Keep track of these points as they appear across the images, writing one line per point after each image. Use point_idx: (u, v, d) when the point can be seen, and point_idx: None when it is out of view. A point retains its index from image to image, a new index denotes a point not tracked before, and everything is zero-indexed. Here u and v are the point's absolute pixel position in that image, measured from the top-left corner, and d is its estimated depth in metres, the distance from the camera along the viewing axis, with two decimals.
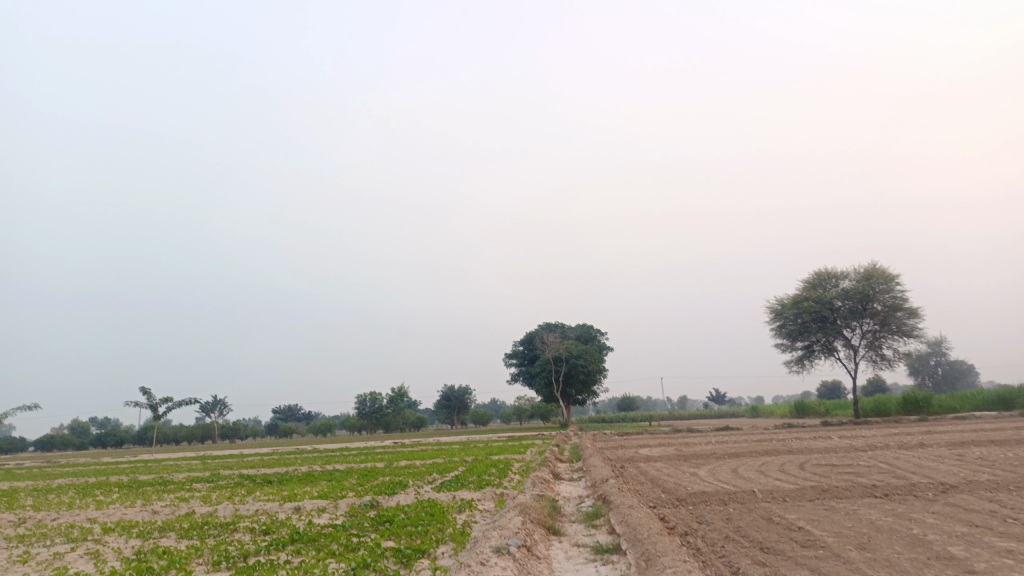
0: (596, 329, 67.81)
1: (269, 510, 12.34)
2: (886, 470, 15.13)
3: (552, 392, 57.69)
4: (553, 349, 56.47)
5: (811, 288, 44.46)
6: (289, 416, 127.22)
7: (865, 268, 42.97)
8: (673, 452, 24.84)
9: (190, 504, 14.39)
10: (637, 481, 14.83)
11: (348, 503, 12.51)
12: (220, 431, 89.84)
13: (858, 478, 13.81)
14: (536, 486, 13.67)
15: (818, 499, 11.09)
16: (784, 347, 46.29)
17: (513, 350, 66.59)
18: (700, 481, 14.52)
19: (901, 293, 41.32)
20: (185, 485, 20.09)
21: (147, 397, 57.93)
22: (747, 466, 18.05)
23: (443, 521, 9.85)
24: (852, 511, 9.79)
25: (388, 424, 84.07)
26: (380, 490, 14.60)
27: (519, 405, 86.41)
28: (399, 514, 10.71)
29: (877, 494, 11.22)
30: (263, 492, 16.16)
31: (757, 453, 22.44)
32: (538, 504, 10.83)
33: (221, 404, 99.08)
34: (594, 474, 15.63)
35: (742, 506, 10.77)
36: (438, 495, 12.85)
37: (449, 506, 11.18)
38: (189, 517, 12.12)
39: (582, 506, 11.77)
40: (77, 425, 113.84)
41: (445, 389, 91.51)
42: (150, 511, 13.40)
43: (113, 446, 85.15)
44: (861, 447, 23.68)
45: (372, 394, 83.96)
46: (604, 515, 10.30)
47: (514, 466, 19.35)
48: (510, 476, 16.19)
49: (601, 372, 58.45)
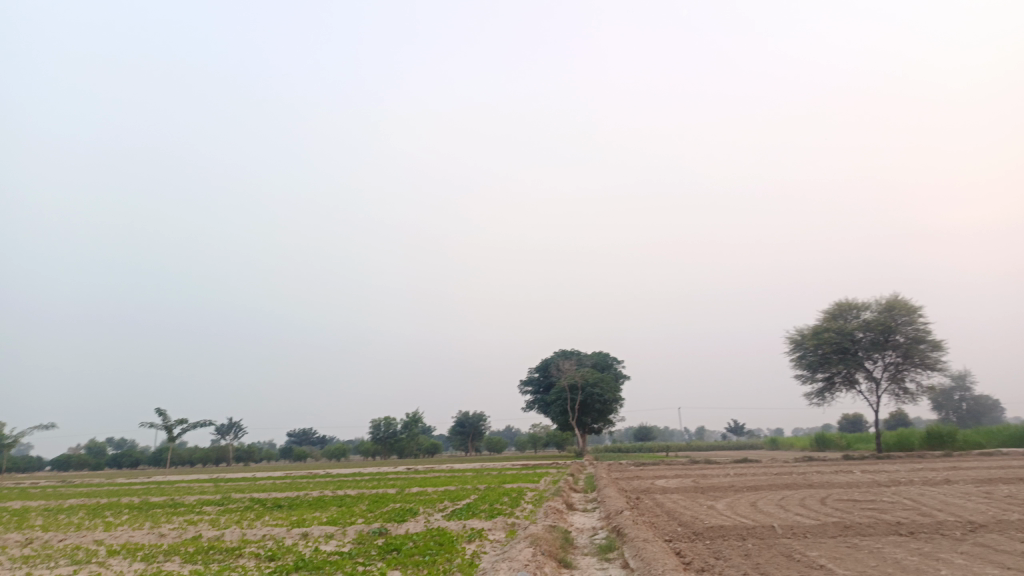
0: (612, 357, 67.30)
1: (276, 535, 12.16)
2: (910, 507, 14.66)
3: (567, 420, 57.12)
4: (569, 376, 56.03)
5: (832, 319, 43.86)
6: (304, 440, 127.11)
7: (886, 299, 42.36)
8: (690, 484, 24.33)
9: (199, 527, 14.27)
10: (652, 513, 14.49)
11: (356, 530, 12.30)
12: (234, 453, 89.88)
13: (882, 514, 13.37)
14: (549, 516, 13.38)
15: (840, 536, 10.72)
16: (804, 378, 45.58)
17: (529, 377, 66.22)
18: (718, 515, 14.14)
19: (924, 325, 40.61)
20: (195, 508, 19.96)
21: (163, 418, 58.09)
22: (766, 500, 17.60)
23: (451, 551, 9.61)
24: (876, 549, 9.44)
25: (402, 449, 83.62)
26: (389, 517, 14.37)
27: (534, 432, 85.62)
28: (407, 542, 10.49)
29: (902, 532, 10.83)
30: (272, 517, 15.95)
31: (775, 487, 21.93)
32: (550, 535, 10.59)
33: (236, 427, 99.21)
34: (608, 505, 15.31)
35: (760, 542, 10.45)
36: (448, 523, 12.60)
37: (459, 535, 10.93)
38: (195, 541, 11.97)
39: (595, 538, 11.47)
40: (94, 445, 114.49)
41: (460, 415, 91.04)
42: (157, 534, 13.25)
43: (129, 467, 85.38)
44: (884, 482, 23.06)
45: (387, 419, 83.67)
46: (617, 548, 10.01)
47: (527, 495, 19.02)
48: (523, 506, 15.88)
49: (618, 401, 57.82)
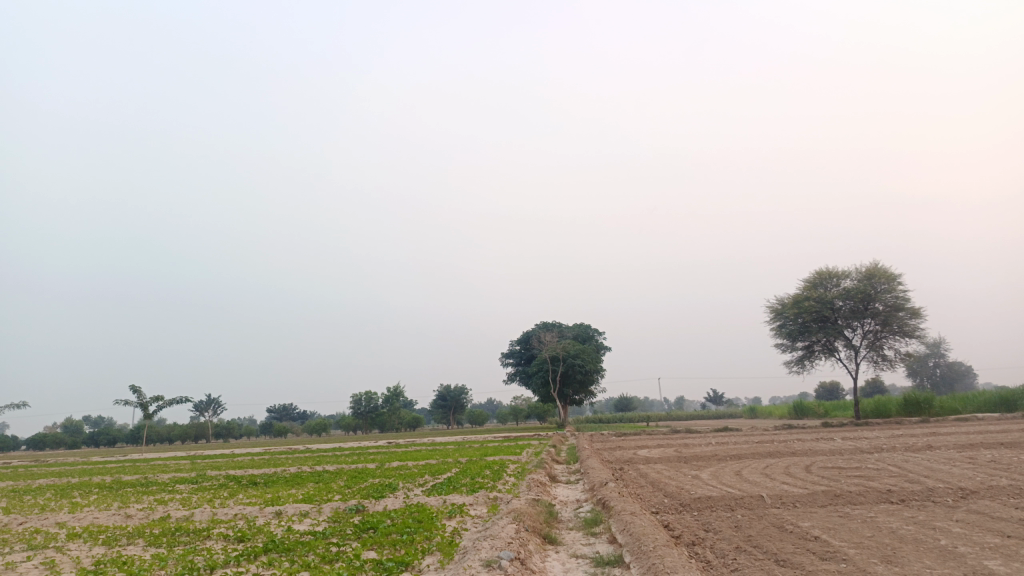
0: (594, 329, 67.14)
1: (248, 514, 11.65)
2: (897, 474, 14.45)
3: (549, 392, 57.01)
4: (551, 348, 55.84)
5: (812, 288, 43.88)
6: (285, 416, 126.57)
7: (866, 267, 42.40)
8: (672, 454, 24.13)
9: (169, 507, 13.74)
10: (636, 485, 14.17)
11: (331, 508, 11.81)
12: (214, 429, 89.13)
13: (870, 482, 13.15)
14: (532, 489, 13.00)
15: (830, 505, 10.43)
16: (784, 347, 45.73)
17: (511, 349, 65.92)
18: (704, 485, 13.85)
19: (903, 293, 40.73)
20: (168, 487, 19.41)
21: (138, 396, 57.13)
22: (750, 469, 17.39)
23: (431, 529, 9.15)
24: (870, 519, 9.13)
25: (383, 423, 83.38)
26: (368, 493, 13.93)
27: (516, 405, 85.66)
28: (385, 520, 10.02)
29: (894, 500, 10.54)
30: (247, 495, 15.43)
31: (759, 455, 21.78)
32: (533, 509, 10.20)
33: (216, 403, 98.21)
34: (592, 477, 14.99)
35: (751, 513, 10.13)
36: (428, 499, 12.15)
37: (439, 512, 10.50)
38: (163, 522, 11.43)
39: (580, 511, 11.11)
40: (71, 423, 113.00)
41: (441, 389, 90.86)
42: (124, 515, 12.69)
43: (107, 445, 84.48)
44: (866, 448, 23.01)
45: (368, 394, 83.21)
46: (604, 522, 9.62)
47: (509, 468, 18.70)
48: (505, 479, 15.49)
49: (599, 373, 57.74)
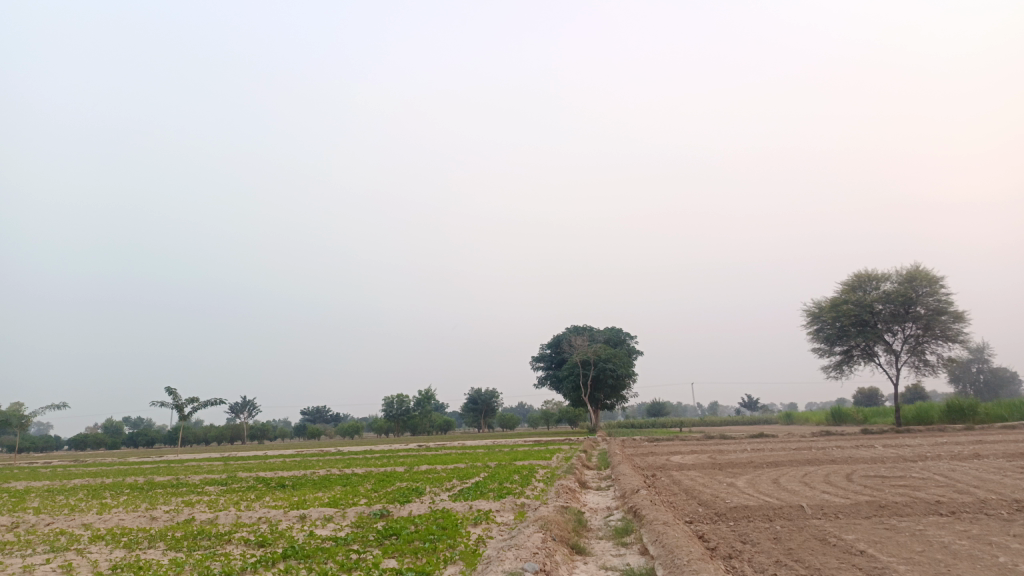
0: (625, 333, 66.44)
1: (272, 518, 11.48)
2: (945, 484, 13.79)
3: (580, 396, 56.52)
4: (582, 352, 55.37)
5: (850, 290, 42.79)
6: (318, 418, 127.90)
7: (907, 269, 41.18)
8: (706, 460, 23.55)
9: (194, 509, 13.66)
10: (669, 492, 13.72)
11: (354, 512, 11.61)
12: (249, 431, 90.26)
13: (916, 492, 12.51)
14: (560, 496, 12.63)
15: (875, 516, 9.91)
16: (821, 351, 44.64)
17: (541, 353, 65.53)
18: (740, 493, 13.32)
19: (946, 296, 39.45)
20: (197, 488, 19.48)
21: (174, 397, 58.03)
22: (787, 476, 16.79)
23: (456, 536, 8.83)
24: (919, 532, 8.60)
25: (415, 426, 83.59)
26: (393, 498, 13.68)
27: (547, 409, 85.21)
28: (408, 526, 9.75)
29: (943, 513, 9.95)
30: (273, 498, 15.30)
31: (796, 463, 21.10)
32: (561, 517, 9.83)
33: (251, 405, 99.50)
34: (623, 484, 14.57)
35: (790, 523, 9.65)
36: (454, 504, 11.85)
37: (464, 518, 10.19)
38: (186, 525, 11.31)
39: (610, 520, 10.70)
40: (111, 424, 115.39)
41: (472, 392, 90.82)
42: (149, 517, 12.61)
43: (145, 446, 86.03)
44: (909, 456, 22.14)
45: (399, 397, 83.52)
46: (635, 532, 9.23)
47: (538, 473, 18.34)
48: (534, 485, 15.14)
49: (631, 377, 57.09)
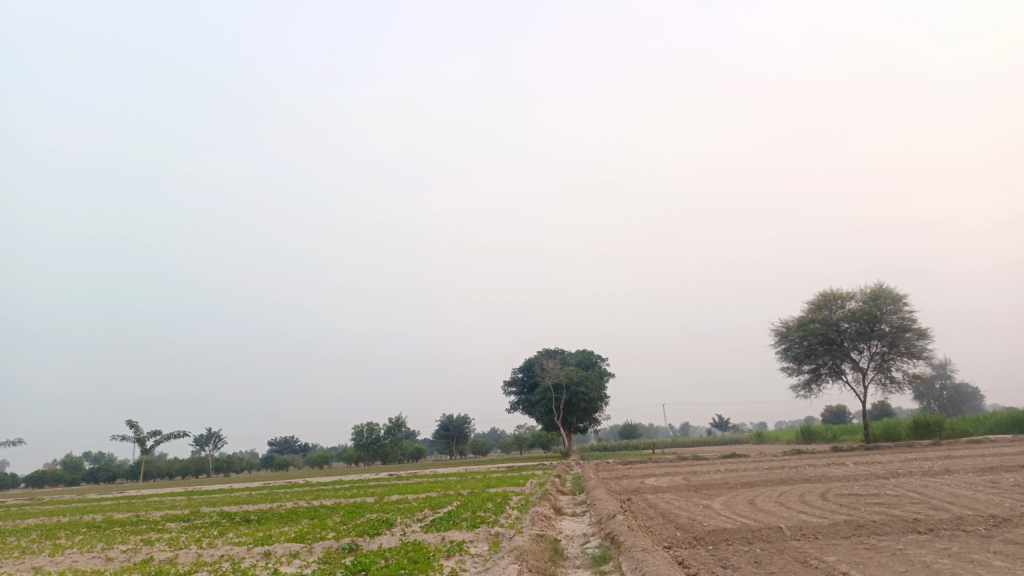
0: (596, 355, 66.44)
1: (235, 556, 10.99)
2: (920, 501, 13.76)
3: (553, 420, 56.17)
4: (553, 376, 55.16)
5: (817, 309, 43.31)
6: (286, 448, 125.45)
7: (871, 287, 41.84)
8: (681, 482, 23.38)
9: (154, 548, 13.05)
10: (645, 516, 13.50)
11: (322, 547, 11.17)
12: (214, 464, 88.09)
13: (892, 510, 12.43)
14: (535, 523, 12.33)
15: (854, 536, 9.78)
16: (791, 370, 44.97)
17: (513, 377, 65.17)
18: (717, 516, 13.13)
19: (910, 313, 40.09)
20: (157, 525, 18.75)
21: (135, 430, 56.40)
22: (763, 497, 16.66)
23: (427, 570, 8.48)
24: (900, 551, 8.47)
25: (385, 455, 82.28)
26: (363, 530, 13.21)
27: (520, 434, 84.55)
28: (378, 560, 9.36)
29: (922, 530, 9.86)
30: (237, 534, 14.71)
31: (771, 482, 21.02)
32: (536, 546, 9.54)
33: (216, 437, 97.24)
34: (599, 509, 14.31)
35: (770, 546, 9.48)
36: (426, 535, 11.47)
37: (437, 550, 9.84)
38: (143, 565, 10.77)
39: (587, 547, 10.42)
40: (70, 460, 111.75)
41: (443, 419, 89.85)
42: (104, 558, 11.99)
43: (105, 482, 83.37)
44: (882, 473, 22.20)
45: (369, 425, 82.25)
46: (613, 559, 8.97)
47: (512, 501, 17.97)
48: (508, 512, 14.82)
49: (603, 400, 56.95)
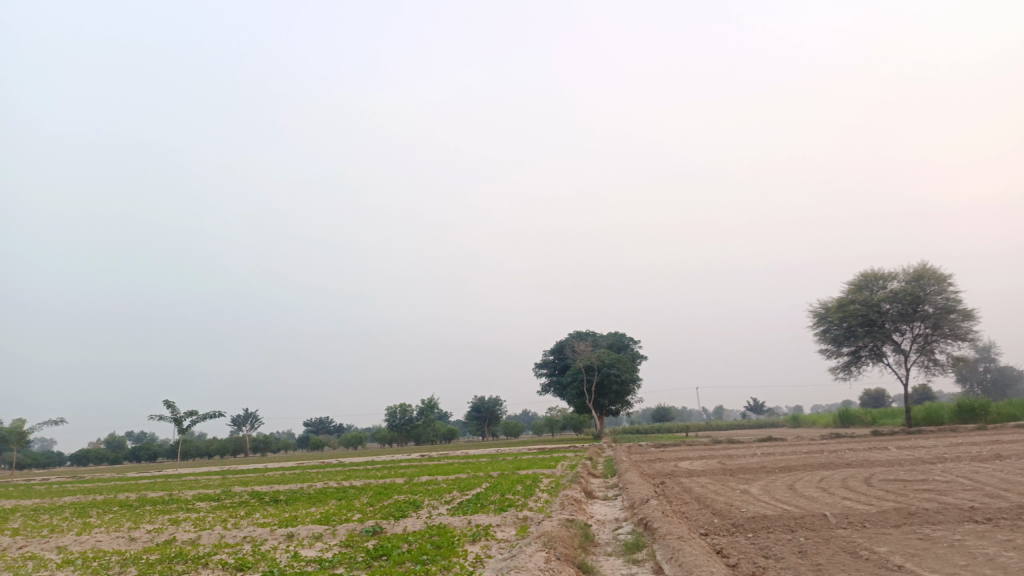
0: (629, 337, 65.66)
1: (257, 537, 10.75)
2: (972, 487, 12.99)
3: (584, 402, 55.67)
4: (585, 357, 54.61)
5: (857, 290, 42.05)
6: (321, 429, 127.16)
7: (914, 268, 40.40)
8: (717, 465, 22.77)
9: (179, 528, 12.91)
10: (681, 501, 12.97)
11: (346, 529, 10.90)
12: (251, 444, 89.51)
13: (943, 497, 11.72)
14: (565, 508, 11.88)
15: (906, 525, 9.15)
16: (829, 353, 43.83)
17: (544, 359, 64.76)
18: (756, 501, 12.58)
19: (955, 294, 38.67)
20: (187, 504, 18.78)
21: (172, 410, 57.34)
22: (804, 482, 16.04)
23: (450, 556, 8.07)
24: (958, 543, 7.85)
25: (418, 436, 82.70)
26: (389, 512, 12.90)
27: (552, 416, 84.35)
28: (400, 545, 8.99)
29: (979, 520, 9.20)
30: (263, 514, 14.53)
31: (810, 467, 20.30)
32: (566, 532, 9.10)
33: (253, 417, 98.77)
34: (632, 493, 13.84)
35: (815, 535, 8.92)
36: (451, 519, 11.08)
37: (461, 535, 9.44)
38: (164, 546, 10.57)
39: (619, 534, 9.94)
40: (114, 439, 114.63)
41: (476, 400, 89.94)
42: (127, 538, 11.84)
43: (147, 460, 85.27)
44: (927, 459, 21.32)
45: (402, 406, 82.69)
46: (647, 547, 8.48)
47: (542, 483, 17.64)
48: (537, 496, 14.41)
49: (635, 382, 56.26)
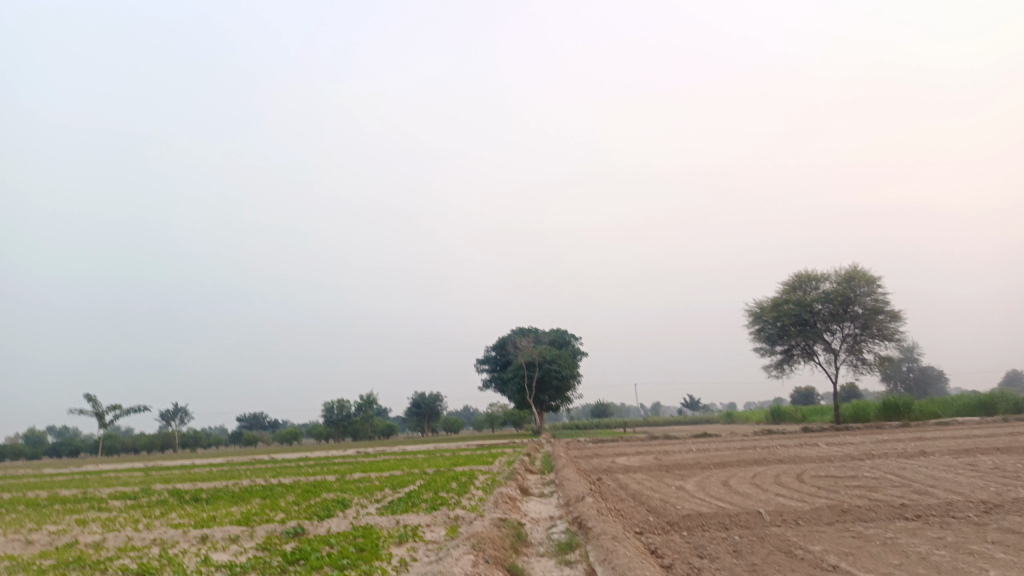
0: (570, 334, 65.89)
1: (168, 540, 10.01)
2: (901, 484, 13.17)
3: (525, 398, 55.52)
4: (526, 353, 54.44)
5: (791, 290, 42.99)
6: (256, 425, 124.14)
7: (845, 269, 41.53)
8: (653, 462, 22.80)
9: (83, 530, 11.96)
10: (617, 498, 12.77)
11: (265, 531, 10.25)
12: (180, 439, 86.49)
13: (874, 494, 11.80)
14: (499, 506, 11.49)
15: (839, 523, 9.11)
16: (763, 351, 44.71)
17: (485, 355, 64.38)
18: (691, 498, 12.48)
19: (883, 296, 39.92)
20: (100, 503, 17.68)
21: (94, 404, 54.76)
22: (738, 478, 16.12)
23: (373, 560, 7.56)
24: (891, 541, 7.78)
25: (356, 432, 81.22)
26: (315, 512, 12.26)
27: (492, 412, 84.15)
28: (321, 548, 8.41)
29: (910, 517, 9.22)
30: (179, 514, 13.67)
31: (744, 463, 20.46)
32: (497, 532, 8.72)
33: (183, 412, 95.50)
34: (567, 489, 13.58)
35: (750, 533, 8.76)
36: (379, 520, 10.57)
37: (388, 536, 8.94)
38: (62, 550, 9.71)
39: (553, 533, 9.61)
40: (33, 433, 109.35)
41: (416, 396, 89.01)
42: (24, 541, 10.87)
43: (69, 456, 81.40)
44: (856, 455, 21.78)
45: (340, 401, 81.18)
46: (580, 548, 8.17)
47: (478, 480, 17.25)
48: (471, 493, 14.02)
49: (576, 378, 56.43)
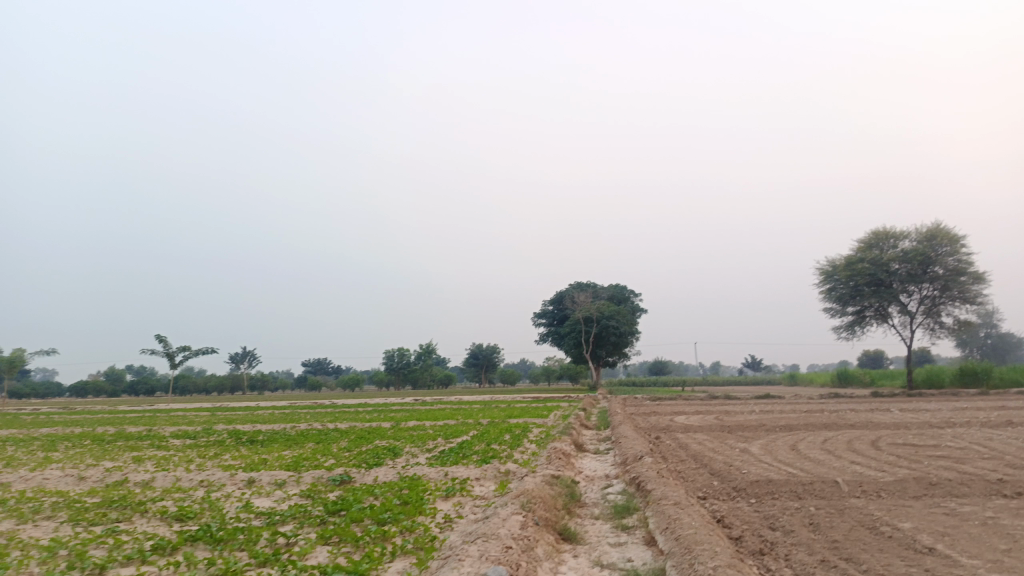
0: (629, 290, 64.68)
1: (216, 482, 9.84)
2: (991, 456, 12.07)
3: (582, 353, 54.94)
4: (584, 309, 53.59)
5: (866, 249, 40.77)
6: (319, 370, 127.80)
7: (927, 227, 39.08)
8: (714, 421, 21.90)
9: (137, 468, 11.96)
10: (676, 459, 12.12)
11: (313, 478, 9.97)
12: (249, 382, 89.56)
13: (962, 466, 10.75)
14: (552, 462, 10.95)
15: (927, 497, 8.24)
16: (833, 311, 42.80)
17: (543, 309, 63.91)
18: (757, 462, 11.68)
19: (967, 256, 37.42)
20: (161, 441, 17.95)
21: (165, 344, 56.84)
22: (808, 442, 15.19)
23: (415, 515, 7.11)
24: (991, 521, 6.90)
25: (415, 380, 82.48)
26: (363, 459, 11.94)
27: (549, 365, 84.08)
28: (364, 499, 8.03)
29: (1010, 494, 8.27)
30: (232, 456, 13.59)
31: (812, 427, 19.42)
32: (548, 490, 8.17)
33: (252, 356, 98.77)
34: (624, 448, 12.93)
35: (828, 505, 7.96)
36: (427, 471, 10.17)
37: (433, 490, 8.49)
38: (110, 488, 9.61)
39: (609, 493, 9.07)
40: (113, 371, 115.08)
41: (473, 347, 89.55)
42: (78, 476, 10.86)
43: (145, 394, 85.22)
44: (935, 423, 20.41)
45: (400, 350, 82.53)
46: (638, 512, 7.57)
47: (530, 434, 16.76)
48: (524, 447, 13.54)
49: (634, 335, 55.40)
